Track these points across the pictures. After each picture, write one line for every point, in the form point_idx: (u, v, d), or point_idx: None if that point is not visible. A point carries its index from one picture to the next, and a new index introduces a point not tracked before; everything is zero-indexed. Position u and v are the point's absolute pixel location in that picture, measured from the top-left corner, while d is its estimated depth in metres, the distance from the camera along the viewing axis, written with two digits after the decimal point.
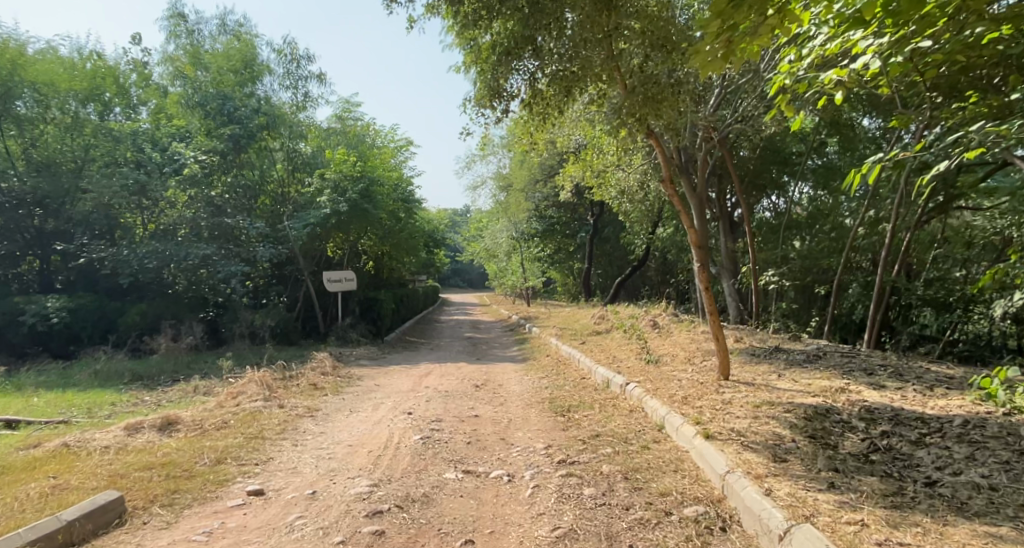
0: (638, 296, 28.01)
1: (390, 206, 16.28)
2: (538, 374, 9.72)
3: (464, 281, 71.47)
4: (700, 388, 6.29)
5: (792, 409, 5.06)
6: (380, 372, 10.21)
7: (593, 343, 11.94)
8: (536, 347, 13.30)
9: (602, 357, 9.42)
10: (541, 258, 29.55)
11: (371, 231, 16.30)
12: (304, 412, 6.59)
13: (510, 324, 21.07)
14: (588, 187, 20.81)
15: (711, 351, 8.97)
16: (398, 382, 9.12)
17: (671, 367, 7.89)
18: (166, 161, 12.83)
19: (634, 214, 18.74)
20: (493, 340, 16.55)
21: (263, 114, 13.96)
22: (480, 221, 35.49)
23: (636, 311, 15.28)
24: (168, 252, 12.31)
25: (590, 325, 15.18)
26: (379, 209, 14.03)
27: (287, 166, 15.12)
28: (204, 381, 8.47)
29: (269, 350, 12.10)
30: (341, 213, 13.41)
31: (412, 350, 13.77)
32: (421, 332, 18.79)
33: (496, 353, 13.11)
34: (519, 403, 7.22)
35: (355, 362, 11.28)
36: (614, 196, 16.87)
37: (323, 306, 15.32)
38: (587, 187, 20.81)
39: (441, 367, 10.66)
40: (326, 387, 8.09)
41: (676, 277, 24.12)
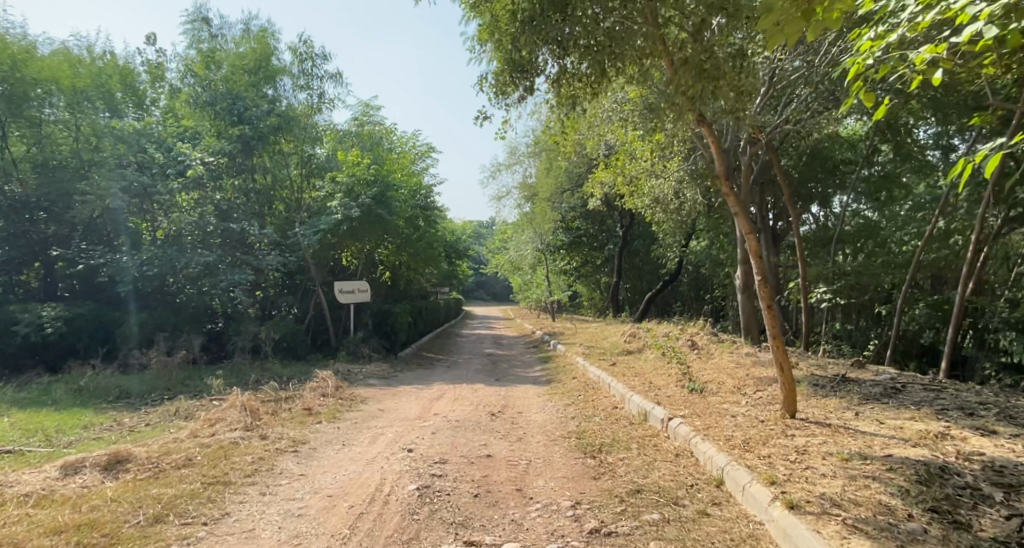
0: (669, 312, 26.73)
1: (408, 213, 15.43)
2: (562, 399, 8.65)
3: (488, 294, 70.84)
4: (763, 430, 5.13)
5: (895, 465, 3.91)
6: (388, 394, 9.25)
7: (624, 365, 10.84)
8: (561, 367, 12.23)
9: (635, 382, 8.33)
10: (567, 271, 28.51)
11: (388, 239, 15.44)
12: (289, 446, 5.62)
13: (534, 340, 20.02)
14: (618, 197, 19.76)
15: (762, 378, 7.81)
16: (405, 406, 8.13)
17: (719, 398, 6.74)
18: (169, 163, 12.17)
19: (666, 225, 17.61)
20: (514, 357, 15.51)
21: (273, 115, 13.36)
22: (505, 233, 34.71)
23: (671, 330, 14.09)
24: (168, 259, 11.54)
25: (620, 344, 14.03)
26: (394, 215, 13.13)
27: (300, 168, 14.63)
28: (190, 402, 7.58)
29: (273, 365, 11.24)
30: (353, 220, 12.55)
31: (427, 367, 12.79)
32: (440, 347, 17.85)
33: (517, 372, 12.07)
34: (540, 439, 6.16)
35: (363, 381, 10.34)
36: (647, 205, 15.75)
37: (335, 318, 14.49)
38: (617, 197, 19.76)
39: (456, 389, 9.65)
40: (321, 413, 7.13)
41: (711, 293, 22.84)
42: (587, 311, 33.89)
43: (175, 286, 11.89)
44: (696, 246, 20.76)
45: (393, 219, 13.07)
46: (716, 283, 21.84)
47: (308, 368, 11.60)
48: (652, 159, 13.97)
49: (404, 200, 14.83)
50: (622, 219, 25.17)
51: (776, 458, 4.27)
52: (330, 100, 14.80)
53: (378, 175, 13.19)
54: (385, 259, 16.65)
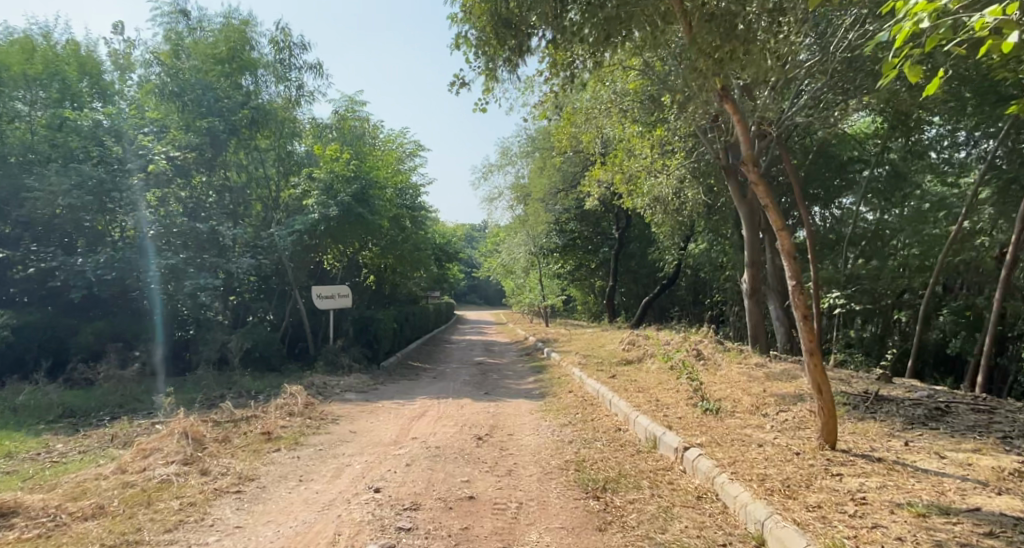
0: (666, 317, 25.96)
1: (393, 213, 14.55)
2: (557, 418, 7.77)
3: (481, 298, 70.11)
4: (802, 466, 4.26)
5: (989, 524, 3.06)
6: (365, 411, 8.35)
7: (625, 377, 9.98)
8: (555, 379, 11.37)
9: (639, 398, 7.46)
10: (561, 275, 27.74)
11: (371, 241, 14.52)
12: (232, 484, 4.70)
13: (527, 347, 19.18)
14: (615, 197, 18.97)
15: (782, 394, 6.98)
16: (382, 427, 7.23)
17: (738, 421, 5.88)
18: (131, 157, 10.96)
19: (666, 226, 16.80)
20: (505, 366, 14.64)
21: (245, 106, 12.50)
22: (497, 237, 33.95)
23: (672, 337, 13.24)
24: (129, 261, 10.63)
25: (619, 353, 13.17)
26: (376, 216, 12.24)
27: (276, 162, 13.80)
28: (134, 425, 6.63)
29: (242, 379, 10.31)
30: (331, 221, 11.65)
31: (411, 379, 11.89)
32: (427, 355, 16.95)
33: (508, 384, 11.20)
34: (532, 471, 5.27)
35: (339, 396, 9.42)
36: (646, 204, 14.91)
37: (314, 325, 13.56)
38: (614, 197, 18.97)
39: (441, 406, 8.77)
40: (282, 439, 6.21)
41: (709, 297, 22.08)
42: (581, 315, 33.08)
43: (136, 290, 10.96)
44: (695, 249, 19.96)
45: (374, 220, 12.18)
46: (715, 287, 21.06)
47: (281, 381, 10.68)
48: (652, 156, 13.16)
49: (388, 199, 13.95)
50: (618, 221, 24.38)
51: (832, 512, 3.40)
52: (309, 92, 13.95)
53: (359, 172, 12.29)
54: (369, 262, 15.76)
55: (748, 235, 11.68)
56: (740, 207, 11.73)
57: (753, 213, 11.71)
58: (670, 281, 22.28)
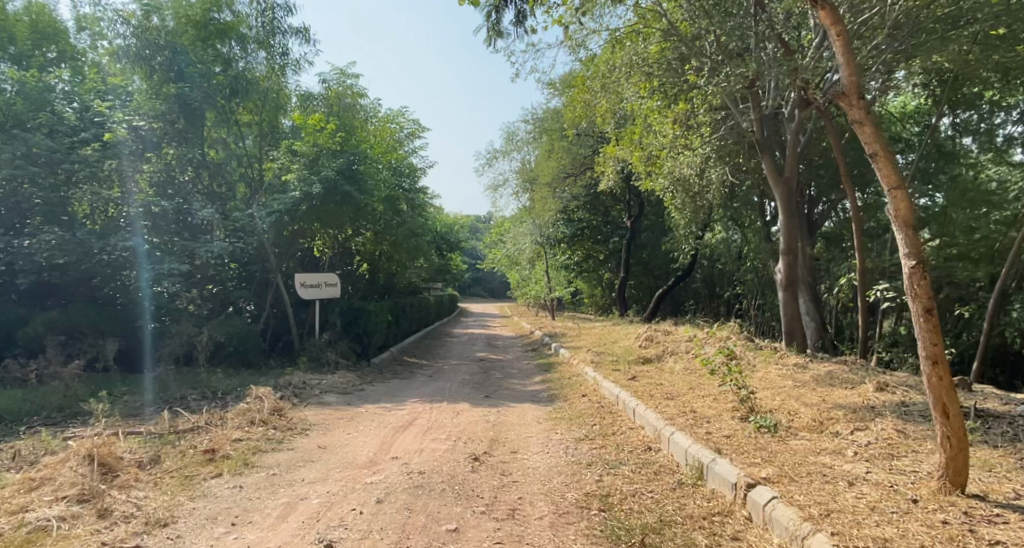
0: (680, 310, 24.72)
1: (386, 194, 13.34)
2: (570, 430, 6.51)
3: (486, 290, 69.08)
4: (934, 526, 2.97)
5: None
6: (344, 419, 7.13)
7: (646, 378, 8.70)
8: (564, 379, 10.15)
9: (671, 408, 6.17)
10: (568, 266, 26.55)
11: (363, 223, 13.24)
12: (133, 535, 3.44)
13: (533, 341, 17.98)
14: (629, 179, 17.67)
15: (846, 405, 5.69)
16: (358, 441, 6.01)
17: (807, 444, 4.57)
18: (84, 125, 9.88)
19: (684, 211, 15.50)
20: (509, 363, 13.44)
21: (219, 71, 11.43)
22: (502, 226, 32.79)
23: (694, 333, 11.97)
24: (83, 244, 9.35)
25: (634, 350, 11.92)
26: (365, 194, 10.97)
27: (251, 134, 12.90)
28: (53, 437, 5.41)
29: (211, 379, 9.11)
30: (315, 200, 10.38)
31: (404, 378, 10.69)
32: (426, 350, 15.80)
33: (512, 385, 9.99)
34: (543, 511, 4.01)
35: (318, 398, 8.22)
36: (665, 186, 13.59)
37: (299, 316, 12.29)
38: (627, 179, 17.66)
39: (434, 412, 7.56)
40: (230, 459, 4.98)
41: (727, 290, 20.82)
42: (588, 309, 31.89)
43: (98, 278, 9.83)
44: (713, 238, 18.69)
45: (363, 199, 10.92)
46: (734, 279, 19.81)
47: (255, 380, 9.48)
48: (673, 132, 11.86)
49: (379, 178, 12.68)
50: (629, 209, 23.13)
51: None
52: (295, 61, 12.71)
53: (346, 145, 11.02)
54: (363, 248, 14.55)
55: (784, 219, 10.35)
56: (775, 188, 10.39)
57: (790, 194, 10.37)
58: (685, 272, 21.11)
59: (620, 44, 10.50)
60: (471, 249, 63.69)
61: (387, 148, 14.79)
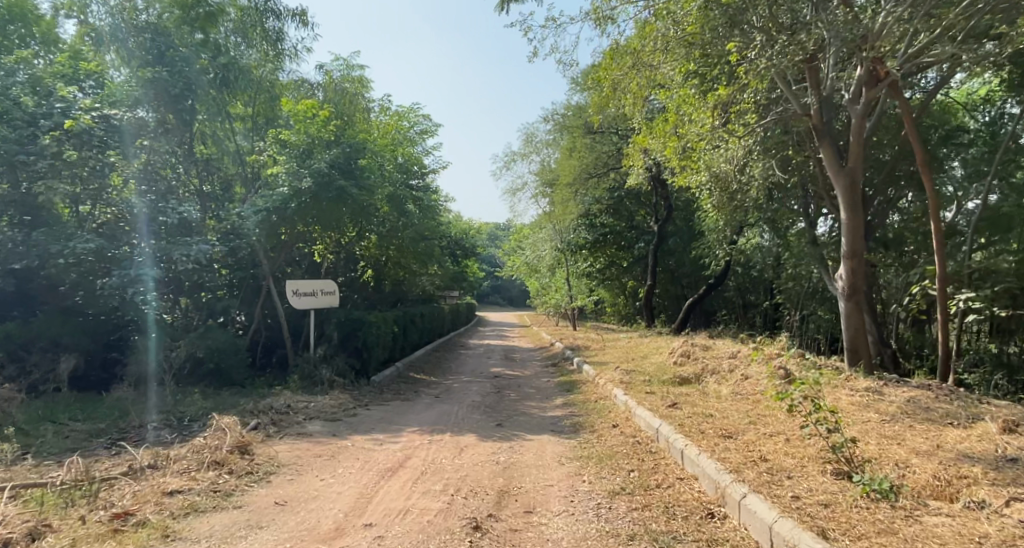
0: (711, 321, 23.19)
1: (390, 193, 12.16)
2: (600, 478, 5.14)
3: (505, 299, 67.90)
4: None
5: None
6: (322, 457, 5.87)
7: (688, 404, 7.30)
8: (589, 403, 8.82)
9: (732, 454, 4.76)
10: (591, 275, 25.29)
11: (364, 224, 12.06)
12: None
13: (554, 354, 16.64)
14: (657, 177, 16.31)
15: (977, 458, 4.22)
16: (330, 493, 4.72)
17: (956, 529, 3.16)
18: (44, 112, 8.63)
19: (720, 212, 14.05)
20: (526, 380, 12.13)
21: (202, 55, 10.23)
22: (521, 233, 31.57)
23: (736, 350, 10.54)
24: (43, 247, 8.21)
25: (667, 368, 10.53)
26: (363, 191, 9.76)
27: (242, 125, 11.84)
28: None
29: (181, 403, 7.93)
30: (306, 198, 9.19)
31: (407, 400, 9.39)
32: (438, 364, 14.54)
33: (528, 409, 8.68)
34: None
35: (299, 428, 6.97)
36: (701, 183, 12.19)
37: (293, 328, 11.08)
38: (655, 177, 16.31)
39: (434, 447, 6.24)
40: (146, 529, 3.71)
41: (764, 298, 19.28)
42: (611, 318, 30.45)
43: (66, 284, 8.73)
44: (749, 242, 17.22)
45: (360, 196, 9.71)
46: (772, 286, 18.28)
47: (234, 403, 8.28)
48: (712, 123, 10.43)
49: (381, 175, 11.47)
50: (656, 213, 21.73)
51: None
52: (292, 47, 11.60)
53: (343, 135, 9.83)
54: (367, 252, 13.40)
55: (847, 218, 8.87)
56: (836, 182, 8.94)
57: (855, 187, 8.87)
58: (717, 280, 19.66)
59: (651, 21, 9.18)
60: (489, 256, 62.65)
61: (394, 143, 13.61)
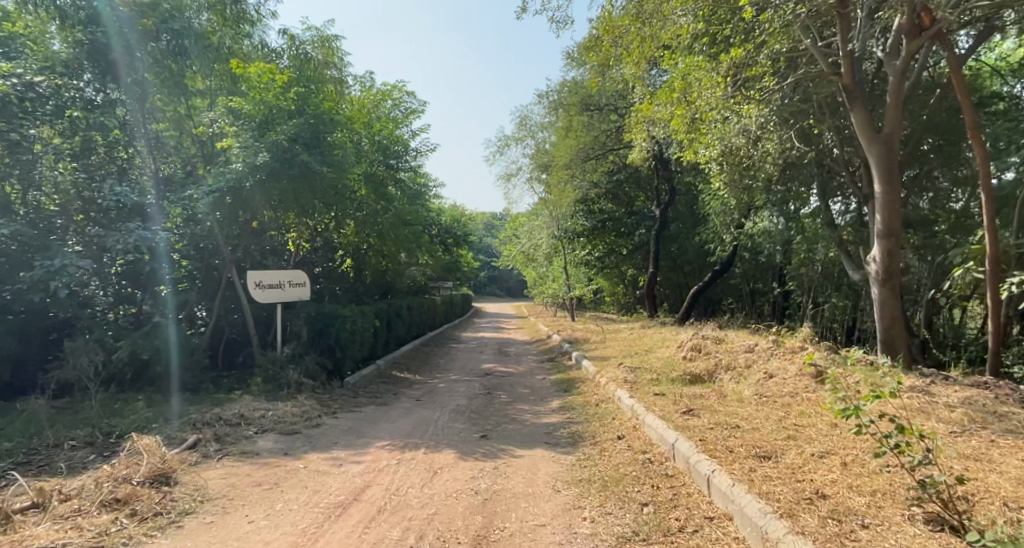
0: (716, 310, 22.19)
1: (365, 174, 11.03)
2: (606, 515, 4.04)
3: (503, 289, 66.86)
4: None
5: None
6: (262, 486, 4.75)
7: (705, 410, 6.22)
8: (588, 406, 7.76)
9: (779, 487, 3.65)
10: (589, 262, 24.79)
11: (338, 208, 10.93)
12: None
13: (550, 348, 15.58)
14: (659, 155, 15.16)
15: None
16: (251, 545, 3.60)
17: None
18: None
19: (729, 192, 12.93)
20: (519, 378, 11.05)
21: (146, 16, 8.90)
22: (517, 221, 30.46)
23: (752, 343, 9.47)
24: None
25: (675, 364, 9.46)
26: (328, 168, 8.64)
27: (202, 100, 10.67)
28: None
29: (115, 414, 6.84)
30: (262, 176, 8.08)
31: (383, 405, 8.29)
32: (425, 361, 13.47)
33: (519, 414, 7.60)
34: None
35: (245, 446, 5.87)
36: (710, 157, 11.04)
37: (260, 324, 9.97)
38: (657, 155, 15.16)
39: (401, 470, 5.14)
40: None
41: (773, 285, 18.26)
42: (610, 307, 29.46)
43: None
44: (757, 226, 16.16)
45: (325, 174, 8.59)
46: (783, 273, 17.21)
47: (180, 413, 7.18)
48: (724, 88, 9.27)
49: (353, 154, 10.34)
50: (657, 197, 20.63)
51: None
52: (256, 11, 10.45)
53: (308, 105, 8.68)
54: (346, 240, 12.30)
55: (883, 191, 7.73)
56: (869, 149, 7.78)
57: (892, 155, 7.72)
58: (723, 267, 18.66)
59: None
60: (484, 245, 61.60)
61: (371, 118, 12.45)
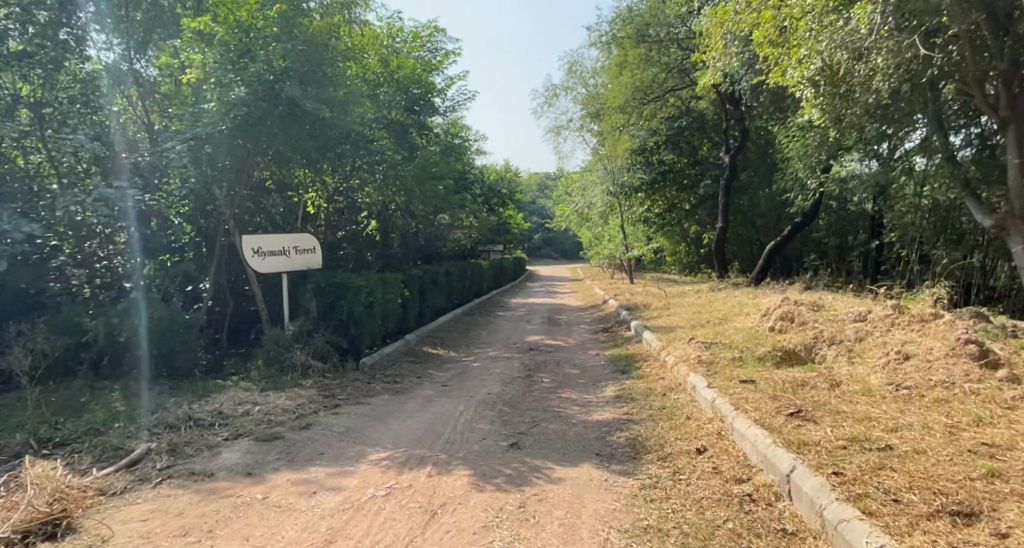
0: (795, 268, 19.88)
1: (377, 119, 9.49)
2: None
3: (558, 251, 65.23)
4: None
5: None
6: (186, 537, 3.32)
7: (820, 410, 4.42)
8: (653, 397, 6.09)
9: None
10: (648, 219, 22.84)
11: (352, 159, 9.50)
12: None
13: (606, 315, 13.93)
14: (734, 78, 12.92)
15: None
16: None
17: None
18: None
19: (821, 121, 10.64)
20: (568, 354, 9.46)
21: None
22: (570, 179, 28.56)
23: (862, 309, 7.49)
24: None
25: (762, 337, 7.61)
26: (322, 104, 7.22)
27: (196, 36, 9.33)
28: None
29: (71, 412, 5.65)
30: (242, 116, 6.71)
31: (401, 394, 6.86)
32: (464, 334, 12.09)
33: (562, 409, 6.03)
34: None
35: (201, 459, 4.50)
36: (805, 71, 8.89)
37: (268, 298, 8.69)
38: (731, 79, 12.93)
39: (388, 508, 3.62)
40: None
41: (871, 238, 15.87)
42: (672, 267, 27.37)
43: None
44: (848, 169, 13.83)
45: (320, 111, 7.19)
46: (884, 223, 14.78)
47: (152, 407, 5.93)
48: None
49: (361, 94, 8.84)
50: (725, 141, 18.30)
51: None
52: None
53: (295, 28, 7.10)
54: (369, 199, 10.90)
55: None
56: None
57: None
58: (805, 219, 16.40)
59: None
60: (537, 206, 60.00)
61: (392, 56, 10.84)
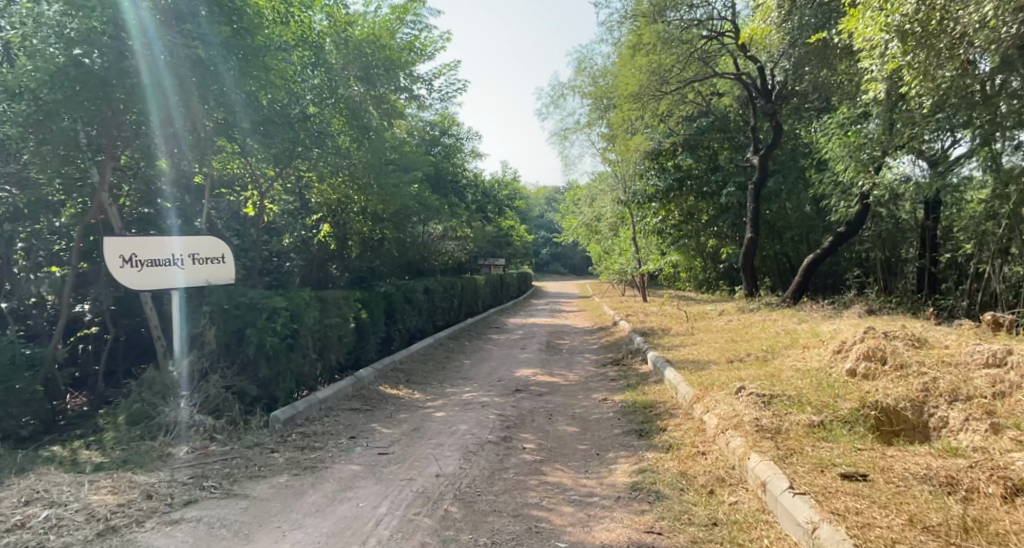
0: (842, 289, 17.56)
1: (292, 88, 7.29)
2: None
3: (568, 266, 62.98)
4: None
5: None
6: None
7: None
8: (689, 494, 3.79)
9: None
10: (662, 231, 20.60)
11: (289, 145, 7.34)
12: None
13: (616, 341, 11.64)
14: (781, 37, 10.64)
15: None
16: None
17: None
18: None
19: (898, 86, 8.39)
20: (565, 399, 7.18)
21: None
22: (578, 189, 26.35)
23: (995, 349, 5.15)
24: None
25: (843, 386, 5.28)
26: (196, 44, 5.49)
27: None
28: None
29: None
30: (78, 61, 5.09)
31: (308, 475, 4.59)
32: (441, 365, 9.85)
33: (545, 515, 3.71)
34: None
35: None
36: (898, 21, 6.69)
37: (162, 325, 6.49)
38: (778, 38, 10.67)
39: None
40: None
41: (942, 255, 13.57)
42: (689, 284, 25.06)
43: None
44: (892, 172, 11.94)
45: (194, 55, 5.49)
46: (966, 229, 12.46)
47: None
48: None
49: (279, 53, 6.86)
50: (753, 141, 16.01)
51: None
52: None
53: None
54: (319, 198, 8.76)
55: None
56: None
57: None
58: (851, 228, 14.04)
59: None
60: (545, 219, 58.00)
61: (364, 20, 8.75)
